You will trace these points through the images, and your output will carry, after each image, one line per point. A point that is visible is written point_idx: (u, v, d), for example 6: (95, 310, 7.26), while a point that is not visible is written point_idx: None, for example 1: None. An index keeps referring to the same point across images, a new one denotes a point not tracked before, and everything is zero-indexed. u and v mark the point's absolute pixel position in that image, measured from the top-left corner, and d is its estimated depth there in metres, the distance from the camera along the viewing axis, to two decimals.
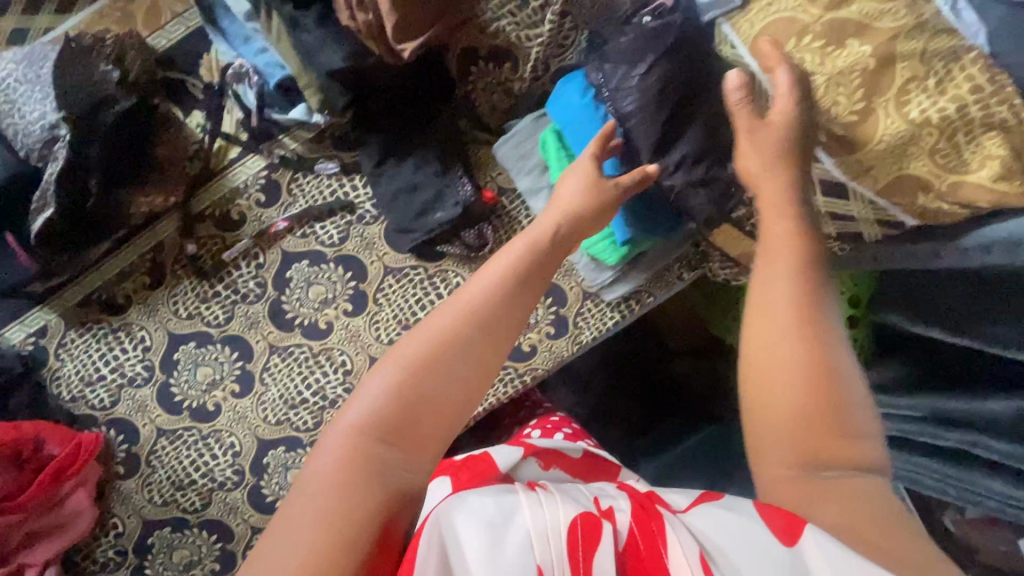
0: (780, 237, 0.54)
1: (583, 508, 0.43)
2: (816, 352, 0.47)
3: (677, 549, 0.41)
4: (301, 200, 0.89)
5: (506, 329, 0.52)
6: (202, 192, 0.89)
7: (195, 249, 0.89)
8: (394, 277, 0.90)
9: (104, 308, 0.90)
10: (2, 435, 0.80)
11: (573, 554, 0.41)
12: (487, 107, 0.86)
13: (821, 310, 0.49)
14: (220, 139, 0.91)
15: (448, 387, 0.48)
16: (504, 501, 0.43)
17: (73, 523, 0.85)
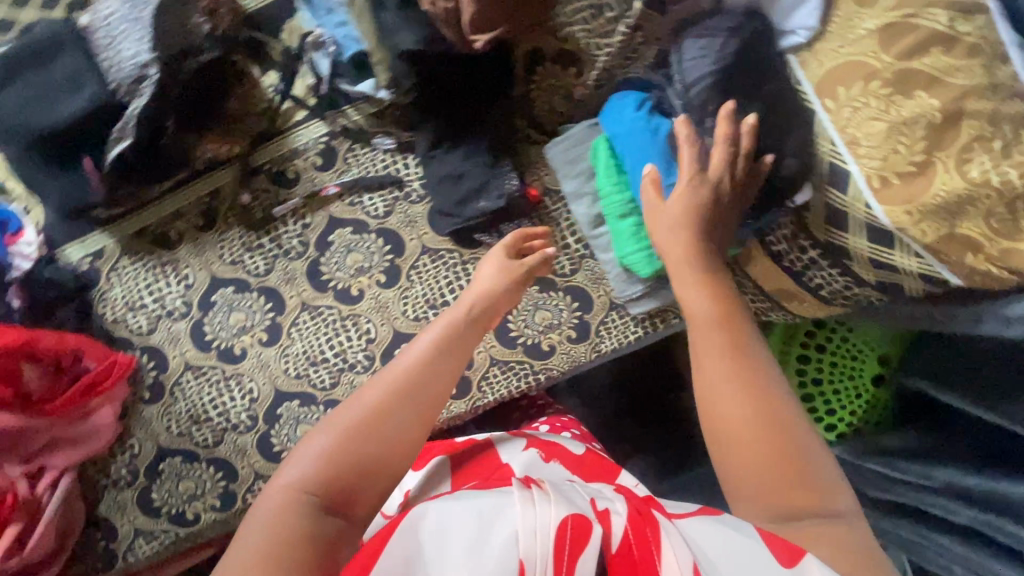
0: (714, 325, 0.66)
1: (576, 511, 0.50)
2: (763, 419, 0.58)
3: (670, 554, 0.48)
4: (355, 169, 0.93)
5: (433, 386, 0.68)
6: (263, 147, 0.93)
7: (250, 200, 0.93)
8: (428, 257, 0.93)
9: (156, 241, 0.94)
10: (47, 345, 0.86)
11: (559, 550, 0.48)
12: (545, 109, 0.88)
13: (754, 383, 0.60)
14: (289, 101, 0.93)
15: (384, 436, 0.63)
16: (495, 502, 0.51)
17: (94, 437, 0.91)
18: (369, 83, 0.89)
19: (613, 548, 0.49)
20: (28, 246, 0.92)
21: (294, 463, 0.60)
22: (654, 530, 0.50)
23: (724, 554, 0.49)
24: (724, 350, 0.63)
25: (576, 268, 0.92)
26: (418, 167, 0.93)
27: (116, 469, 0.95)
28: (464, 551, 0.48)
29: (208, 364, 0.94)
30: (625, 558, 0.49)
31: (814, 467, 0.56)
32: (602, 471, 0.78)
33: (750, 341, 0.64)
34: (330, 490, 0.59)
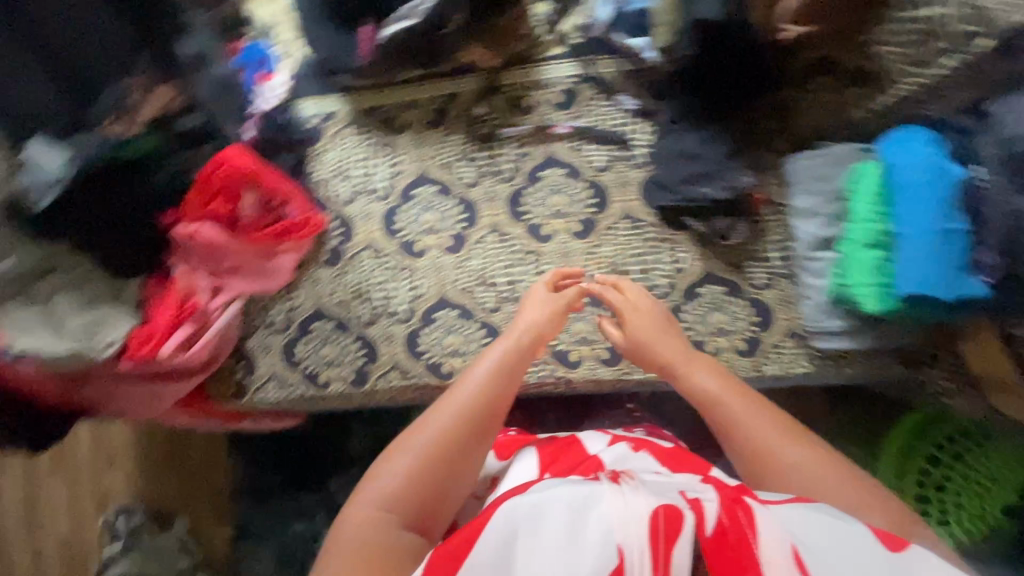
0: (755, 398, 0.75)
1: (665, 502, 0.52)
2: (810, 460, 0.68)
3: (767, 546, 0.50)
4: (590, 117, 0.93)
5: (492, 417, 0.75)
6: (513, 70, 0.94)
7: (483, 114, 0.95)
8: (628, 223, 0.93)
9: (383, 122, 0.97)
10: (269, 178, 0.92)
11: (654, 542, 0.50)
12: (806, 124, 0.88)
13: (772, 451, 0.69)
14: (552, 34, 0.94)
15: (449, 454, 0.71)
16: (579, 494, 0.54)
17: (269, 277, 0.97)
18: (642, 41, 0.90)
19: (709, 533, 0.51)
20: (278, 91, 0.99)
21: (364, 493, 0.68)
22: (747, 514, 0.53)
23: (820, 544, 0.51)
24: (748, 435, 0.71)
25: (769, 285, 0.91)
26: (650, 135, 0.93)
27: (274, 313, 1.00)
28: (558, 545, 0.51)
29: (388, 249, 0.98)
30: (722, 540, 0.51)
31: (870, 498, 0.64)
32: (692, 465, 0.82)
33: (762, 413, 0.73)
34: (407, 509, 0.67)
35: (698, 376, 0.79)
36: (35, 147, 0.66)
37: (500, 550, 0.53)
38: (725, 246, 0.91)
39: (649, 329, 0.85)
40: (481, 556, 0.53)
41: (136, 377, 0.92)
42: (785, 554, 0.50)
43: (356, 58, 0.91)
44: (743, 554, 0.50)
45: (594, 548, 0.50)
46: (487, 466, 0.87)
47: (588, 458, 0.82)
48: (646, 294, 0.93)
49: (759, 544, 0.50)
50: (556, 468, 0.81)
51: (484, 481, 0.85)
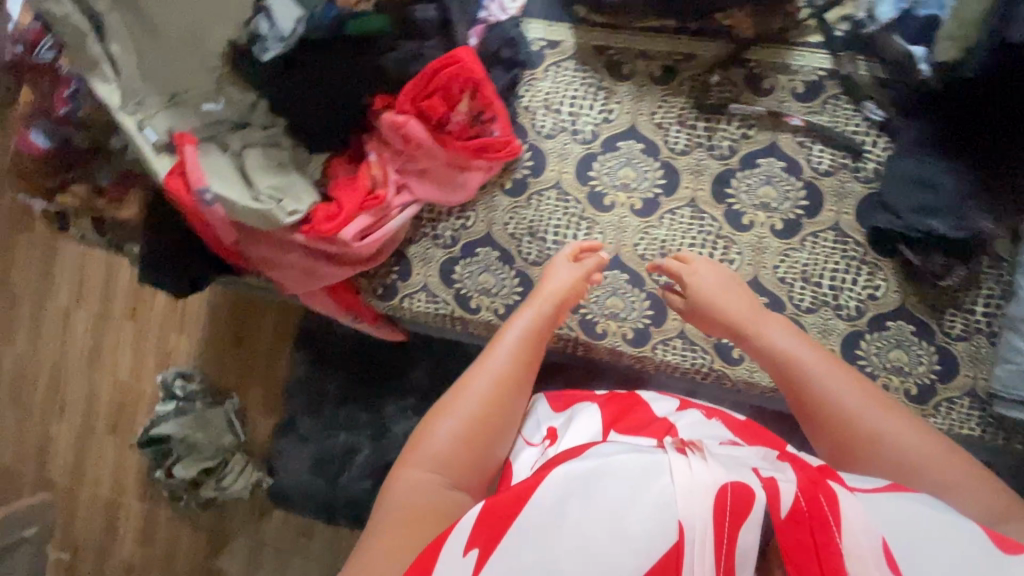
0: (820, 354, 0.77)
1: (733, 482, 0.58)
2: (880, 412, 0.71)
3: (852, 535, 0.53)
4: (827, 116, 0.88)
5: (518, 380, 0.80)
6: (761, 46, 0.89)
7: (715, 84, 0.91)
8: (833, 235, 0.89)
9: (608, 65, 0.93)
10: (488, 92, 0.87)
11: (719, 517, 0.56)
12: None
13: (847, 408, 0.72)
14: (816, 18, 0.87)
15: (472, 416, 0.76)
16: (648, 463, 0.60)
17: (452, 192, 0.95)
18: (922, 50, 0.80)
19: (782, 514, 0.56)
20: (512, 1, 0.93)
21: (411, 456, 0.74)
22: (829, 498, 0.56)
23: (909, 528, 0.54)
24: (827, 397, 0.73)
25: (963, 337, 0.87)
26: (884, 150, 0.88)
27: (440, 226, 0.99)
28: (616, 510, 0.57)
29: (575, 195, 0.95)
30: (797, 522, 0.55)
31: (952, 459, 0.67)
32: (765, 440, 0.80)
33: (843, 374, 0.75)
34: (452, 466, 0.74)
35: (770, 333, 0.80)
36: None
37: (552, 518, 0.57)
38: (932, 286, 0.87)
39: (716, 280, 0.85)
40: (541, 510, 0.58)
41: (303, 248, 0.92)
42: (871, 543, 0.53)
43: None
44: (820, 539, 0.54)
45: (654, 514, 0.56)
46: (543, 419, 0.87)
47: (654, 421, 0.81)
48: (828, 311, 0.90)
49: (840, 535, 0.53)
50: (619, 427, 0.80)
51: (536, 431, 0.85)
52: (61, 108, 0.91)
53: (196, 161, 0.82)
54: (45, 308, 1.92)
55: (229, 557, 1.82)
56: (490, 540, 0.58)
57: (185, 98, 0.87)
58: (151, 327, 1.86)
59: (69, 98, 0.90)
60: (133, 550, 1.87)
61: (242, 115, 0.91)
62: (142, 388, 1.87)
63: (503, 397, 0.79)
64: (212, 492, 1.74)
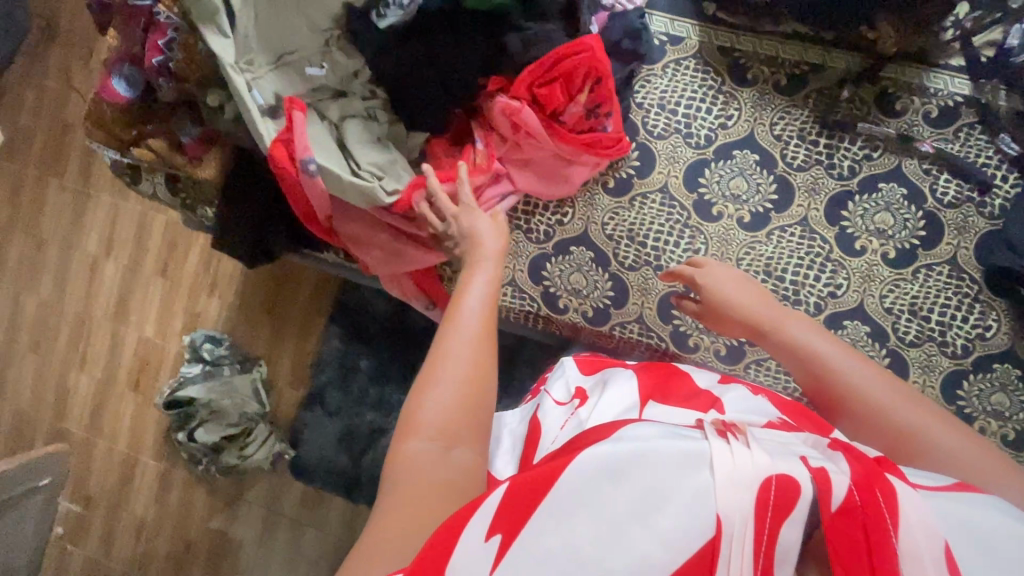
0: (852, 356, 0.69)
1: (778, 469, 0.48)
2: (930, 415, 0.62)
3: (914, 542, 0.43)
4: (958, 145, 0.85)
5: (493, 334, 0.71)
6: (897, 64, 0.86)
7: (844, 99, 0.87)
8: (948, 269, 0.86)
9: (732, 68, 0.89)
10: (608, 85, 0.83)
11: (764, 513, 0.46)
12: None
13: (872, 402, 0.64)
14: (961, 41, 0.83)
15: (458, 379, 0.64)
16: (682, 447, 0.50)
17: (553, 185, 0.90)
18: None
19: (833, 509, 0.46)
20: None
21: (407, 434, 0.61)
22: (888, 497, 0.46)
23: (974, 529, 0.46)
24: (851, 391, 0.66)
25: None
26: (1014, 186, 0.84)
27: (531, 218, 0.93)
28: (644, 491, 0.47)
29: (681, 200, 0.91)
30: (849, 518, 0.46)
31: (999, 458, 0.58)
32: (810, 421, 0.68)
33: (863, 366, 0.67)
34: (455, 433, 0.62)
35: (793, 329, 0.72)
36: None
37: (578, 491, 0.48)
38: None
39: (731, 281, 0.78)
40: (555, 497, 0.48)
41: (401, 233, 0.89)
42: (934, 548, 0.43)
43: None
44: (876, 537, 0.44)
45: (694, 507, 0.46)
46: (570, 377, 0.83)
47: (700, 393, 0.74)
48: (933, 347, 0.86)
49: (899, 535, 0.43)
50: (660, 396, 0.73)
51: (564, 390, 0.80)
52: (154, 58, 0.84)
53: (304, 128, 0.78)
54: (74, 255, 1.86)
55: (243, 526, 1.78)
56: (515, 525, 0.48)
57: (292, 60, 0.83)
58: (183, 285, 1.81)
59: (164, 48, 0.84)
60: (145, 509, 1.83)
61: (342, 83, 0.86)
62: (167, 346, 1.82)
63: (489, 368, 0.68)
64: (231, 460, 1.68)
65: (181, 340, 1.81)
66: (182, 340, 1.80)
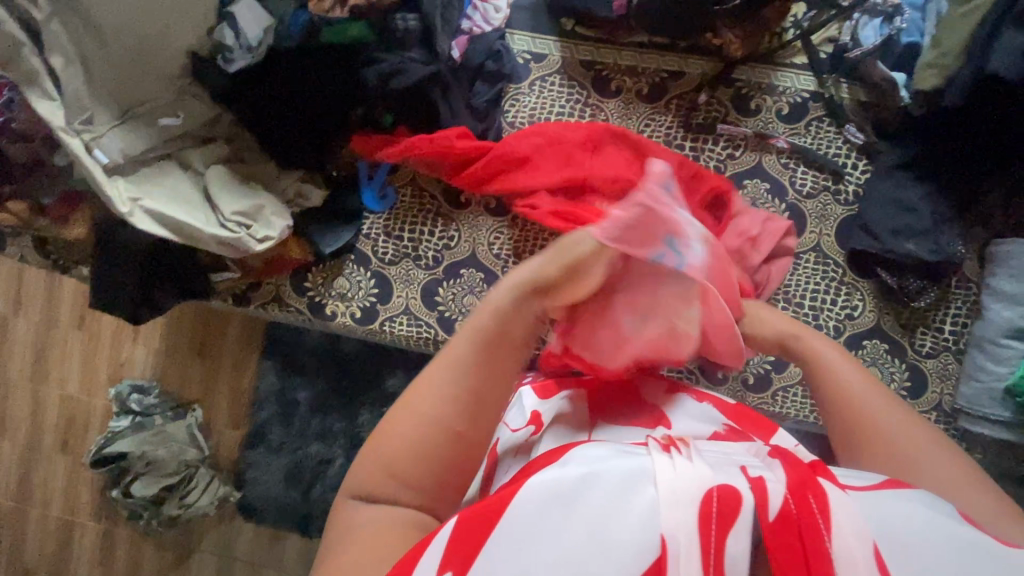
0: (849, 361, 0.66)
1: (719, 482, 0.44)
2: (904, 426, 0.59)
3: (844, 543, 0.40)
4: (809, 138, 0.90)
5: (469, 378, 0.57)
6: (748, 65, 0.89)
7: (702, 103, 0.90)
8: (815, 256, 0.91)
9: (596, 81, 0.91)
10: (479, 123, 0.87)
11: (707, 528, 0.41)
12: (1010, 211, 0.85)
13: (856, 400, 0.61)
14: (800, 40, 0.88)
15: (440, 389, 0.56)
16: (631, 470, 0.46)
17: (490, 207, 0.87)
18: (903, 77, 0.83)
19: (771, 518, 0.42)
20: (496, 12, 0.90)
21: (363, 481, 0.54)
22: (820, 499, 0.42)
23: (907, 531, 0.42)
24: (839, 386, 0.63)
25: (932, 354, 0.89)
26: (863, 171, 0.90)
27: (411, 237, 0.94)
28: (598, 518, 0.43)
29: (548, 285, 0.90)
30: (787, 526, 0.41)
31: (969, 484, 0.54)
32: (757, 425, 0.65)
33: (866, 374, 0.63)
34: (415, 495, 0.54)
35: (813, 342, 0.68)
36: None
37: (527, 530, 0.44)
38: (905, 307, 0.89)
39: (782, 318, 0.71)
40: (512, 535, 0.44)
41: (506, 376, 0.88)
42: (866, 554, 0.39)
43: (605, 6, 0.85)
44: (811, 541, 0.40)
45: (635, 526, 0.42)
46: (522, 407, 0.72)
47: (651, 408, 0.68)
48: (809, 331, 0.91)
49: (831, 538, 0.40)
50: (605, 415, 0.68)
51: (520, 417, 0.68)
52: None
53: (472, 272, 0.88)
54: None
55: None
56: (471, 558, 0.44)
57: (141, 112, 0.79)
58: (101, 337, 1.68)
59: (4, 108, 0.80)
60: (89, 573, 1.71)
61: (205, 129, 0.85)
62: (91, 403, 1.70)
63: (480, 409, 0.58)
64: (174, 511, 1.56)
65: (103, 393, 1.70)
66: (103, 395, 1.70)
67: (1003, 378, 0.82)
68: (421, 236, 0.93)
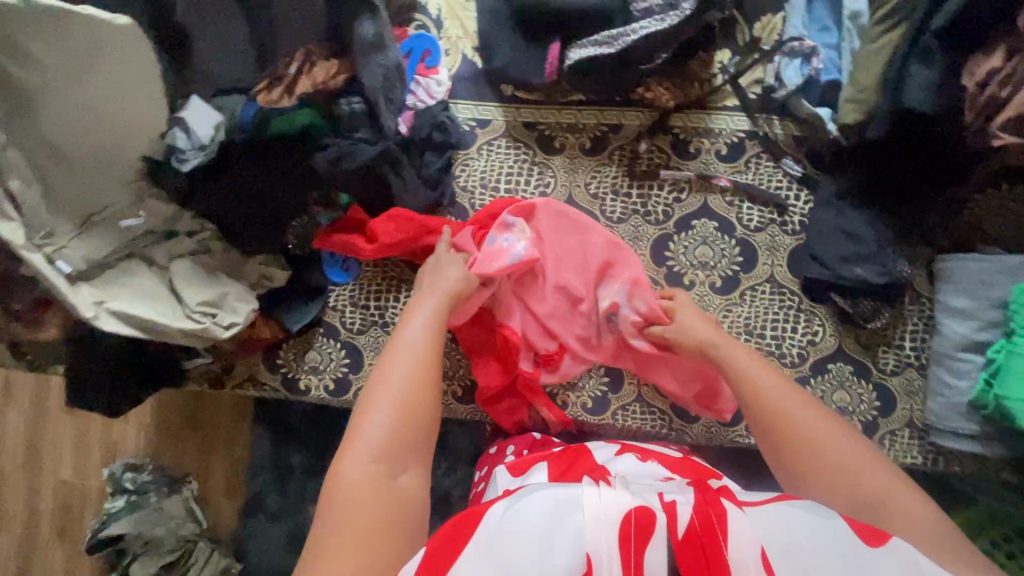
0: (757, 363, 0.70)
1: (639, 504, 0.47)
2: (813, 427, 0.61)
3: (737, 546, 0.43)
4: (750, 174, 0.93)
5: (417, 385, 0.63)
6: (683, 112, 0.93)
7: (643, 151, 0.94)
8: (770, 287, 0.92)
9: (540, 140, 0.95)
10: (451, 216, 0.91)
11: (625, 548, 0.44)
12: (948, 229, 0.88)
13: (763, 390, 0.65)
14: (730, 84, 0.93)
15: (392, 401, 0.61)
16: (560, 499, 0.48)
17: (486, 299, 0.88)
18: (828, 111, 0.88)
19: (679, 535, 0.45)
20: (438, 86, 0.94)
21: (355, 433, 0.59)
22: (720, 515, 0.45)
23: (801, 541, 0.45)
24: (748, 381, 0.68)
25: (896, 372, 0.91)
26: (806, 201, 0.92)
27: (377, 307, 0.96)
28: (534, 541, 0.46)
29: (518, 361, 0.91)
30: (692, 542, 0.44)
31: (861, 475, 0.56)
32: (704, 474, 0.70)
33: (776, 374, 0.67)
34: (398, 458, 0.58)
35: (737, 359, 0.71)
36: (195, 104, 0.82)
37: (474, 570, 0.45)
38: (863, 328, 0.91)
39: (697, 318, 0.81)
40: None
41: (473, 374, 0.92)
42: (755, 556, 0.43)
43: (539, 74, 0.89)
44: (712, 550, 0.43)
45: (565, 547, 0.45)
46: (498, 485, 0.73)
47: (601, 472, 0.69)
48: (774, 361, 0.92)
49: (727, 544, 0.43)
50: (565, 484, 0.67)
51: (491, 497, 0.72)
52: None
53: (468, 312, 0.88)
54: None
55: None
56: None
57: (100, 219, 0.82)
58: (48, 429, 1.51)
59: None
60: None
61: (167, 226, 0.87)
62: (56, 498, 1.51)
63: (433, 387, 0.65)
64: None
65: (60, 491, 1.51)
66: (64, 488, 1.50)
67: (965, 392, 0.83)
68: (387, 304, 0.95)
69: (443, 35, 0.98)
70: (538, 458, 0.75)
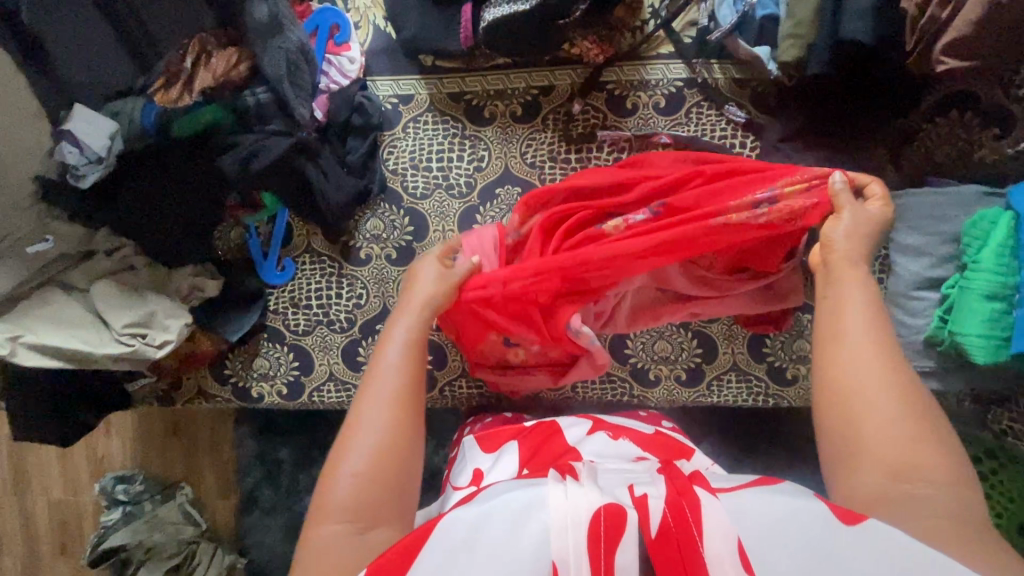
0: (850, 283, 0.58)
1: (608, 501, 0.42)
2: (899, 385, 0.49)
3: (712, 541, 0.39)
4: (691, 126, 0.87)
5: (401, 395, 0.57)
6: (614, 65, 0.88)
7: (578, 112, 0.88)
8: None
9: (468, 111, 0.89)
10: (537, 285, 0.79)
11: (593, 547, 0.40)
12: (898, 164, 0.85)
13: (848, 335, 0.53)
14: (662, 30, 0.88)
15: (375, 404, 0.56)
16: (529, 496, 0.44)
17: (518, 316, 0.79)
18: (767, 50, 0.82)
19: (652, 533, 0.40)
20: (350, 64, 0.89)
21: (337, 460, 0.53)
22: (693, 507, 0.41)
23: (782, 529, 0.39)
24: (840, 326, 0.54)
25: None
26: (753, 148, 0.87)
27: (320, 305, 0.91)
28: (497, 551, 0.41)
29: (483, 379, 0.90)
30: (668, 540, 0.40)
31: (926, 445, 0.47)
32: (671, 451, 0.67)
33: (876, 318, 0.54)
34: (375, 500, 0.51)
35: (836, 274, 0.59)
36: (81, 113, 0.74)
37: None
38: None
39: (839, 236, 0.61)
40: None
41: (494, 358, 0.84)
42: (732, 552, 0.38)
43: (455, 39, 0.83)
44: (688, 551, 0.39)
45: (528, 554, 0.40)
46: (469, 461, 0.70)
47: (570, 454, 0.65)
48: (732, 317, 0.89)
49: (702, 539, 0.39)
50: (536, 464, 0.64)
51: (462, 475, 0.69)
52: None
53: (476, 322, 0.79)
54: None
55: None
56: None
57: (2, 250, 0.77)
58: (30, 456, 1.47)
59: None
60: None
61: (82, 246, 0.82)
62: (41, 527, 1.47)
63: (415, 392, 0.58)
64: None
65: (44, 519, 1.47)
66: (49, 517, 1.47)
67: (920, 330, 0.81)
68: (329, 302, 0.91)
69: (351, 7, 0.91)
70: (511, 433, 0.72)
